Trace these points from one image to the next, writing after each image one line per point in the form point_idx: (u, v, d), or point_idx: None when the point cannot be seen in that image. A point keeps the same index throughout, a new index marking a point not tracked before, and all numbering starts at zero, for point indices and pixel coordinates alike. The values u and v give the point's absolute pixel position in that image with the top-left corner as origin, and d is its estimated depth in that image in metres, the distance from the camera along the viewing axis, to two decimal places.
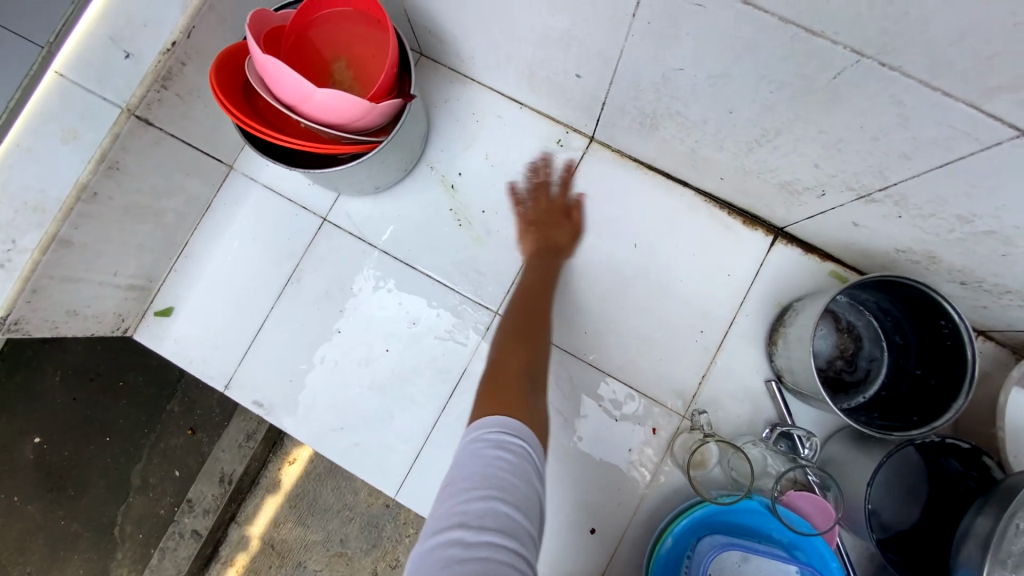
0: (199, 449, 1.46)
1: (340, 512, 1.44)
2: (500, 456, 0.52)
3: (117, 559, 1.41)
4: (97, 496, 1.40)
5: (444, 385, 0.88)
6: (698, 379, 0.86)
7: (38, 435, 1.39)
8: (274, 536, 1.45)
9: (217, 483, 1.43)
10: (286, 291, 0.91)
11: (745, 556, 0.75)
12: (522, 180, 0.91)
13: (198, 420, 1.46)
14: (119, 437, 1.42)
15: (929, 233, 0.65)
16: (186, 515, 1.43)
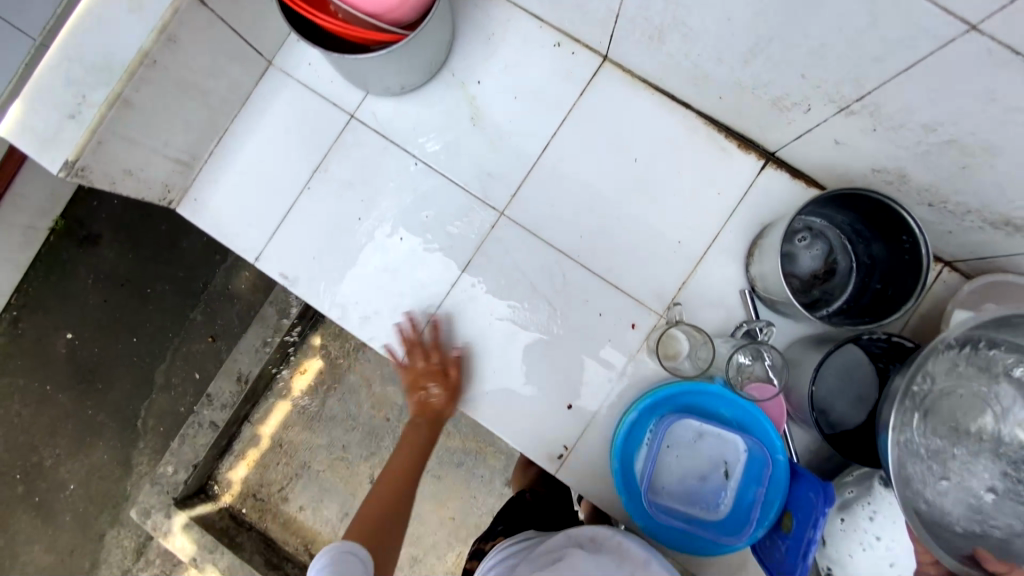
0: (217, 355, 1.70)
1: (345, 421, 1.70)
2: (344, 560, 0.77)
3: (139, 448, 1.70)
4: (118, 393, 1.69)
5: (449, 273, 0.98)
6: (679, 284, 0.94)
7: (70, 333, 1.68)
8: (284, 435, 1.69)
9: (234, 381, 1.61)
10: (313, 179, 1.01)
11: (699, 433, 0.88)
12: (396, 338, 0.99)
13: (217, 330, 1.69)
14: (145, 339, 1.69)
15: (901, 147, 0.72)
16: (206, 407, 1.61)
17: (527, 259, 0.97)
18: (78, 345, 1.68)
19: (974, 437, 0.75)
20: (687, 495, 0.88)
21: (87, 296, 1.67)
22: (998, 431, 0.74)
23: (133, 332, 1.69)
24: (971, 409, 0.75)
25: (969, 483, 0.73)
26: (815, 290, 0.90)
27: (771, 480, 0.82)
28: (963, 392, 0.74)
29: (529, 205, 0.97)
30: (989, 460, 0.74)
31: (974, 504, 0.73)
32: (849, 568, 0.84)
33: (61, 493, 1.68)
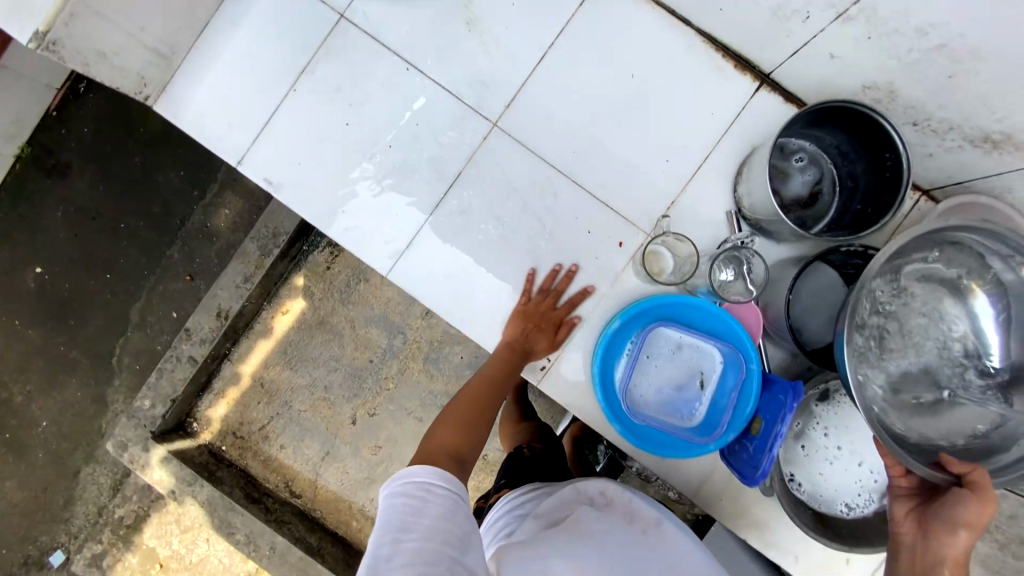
0: (196, 295, 1.65)
1: (327, 362, 1.66)
2: (406, 497, 0.70)
3: (114, 385, 1.66)
4: (92, 328, 1.64)
5: (440, 184, 0.97)
6: (668, 203, 0.95)
7: (40, 267, 1.61)
8: (264, 375, 1.67)
9: (214, 316, 1.58)
10: (300, 81, 0.97)
11: (678, 345, 0.90)
12: (541, 273, 0.97)
13: (195, 269, 1.64)
14: (119, 276, 1.63)
15: (893, 57, 0.74)
16: (184, 342, 1.59)
17: (519, 174, 0.96)
18: (47, 279, 1.62)
19: (930, 354, 0.82)
20: (663, 403, 0.91)
21: (57, 228, 1.61)
22: (952, 345, 0.81)
23: (106, 269, 1.63)
24: (923, 328, 0.83)
25: (927, 394, 0.81)
26: (801, 212, 0.91)
27: (742, 389, 0.85)
28: (911, 313, 0.83)
29: (523, 117, 0.96)
30: (944, 372, 0.81)
31: (931, 412, 0.80)
32: (816, 478, 0.89)
33: (34, 429, 1.65)
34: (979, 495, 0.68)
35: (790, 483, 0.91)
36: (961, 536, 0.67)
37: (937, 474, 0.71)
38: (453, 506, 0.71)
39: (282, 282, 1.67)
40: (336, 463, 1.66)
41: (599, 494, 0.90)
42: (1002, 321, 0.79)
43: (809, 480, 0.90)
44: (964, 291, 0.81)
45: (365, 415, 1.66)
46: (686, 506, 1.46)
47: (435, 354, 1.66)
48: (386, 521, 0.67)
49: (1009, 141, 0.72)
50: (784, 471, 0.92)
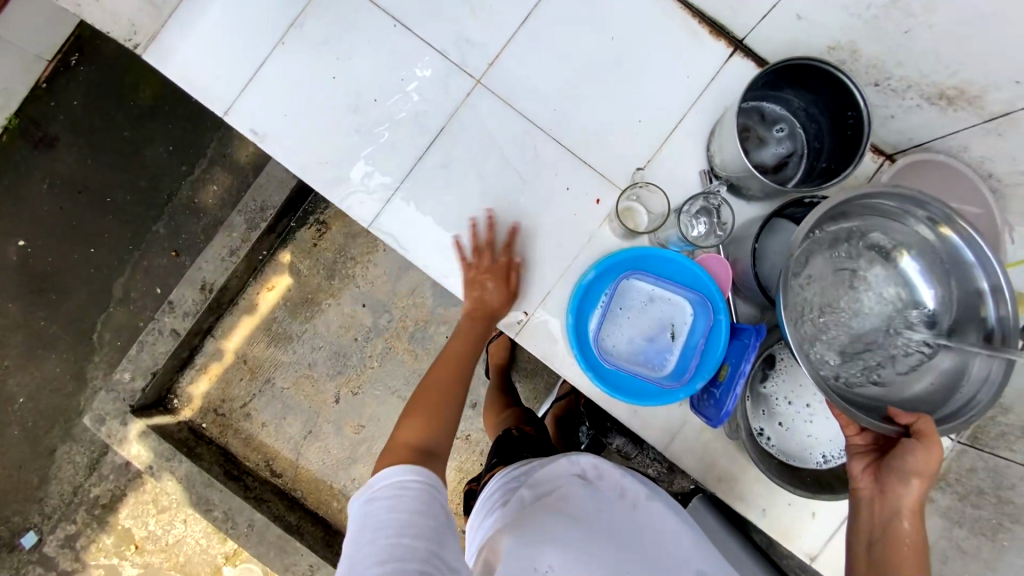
0: (180, 271, 1.65)
1: (313, 339, 1.66)
2: (380, 497, 0.68)
3: (94, 361, 1.65)
4: (73, 303, 1.63)
5: (424, 138, 0.99)
6: (644, 161, 0.98)
7: (23, 239, 1.60)
8: (247, 352, 1.66)
9: (198, 290, 1.57)
10: (288, 34, 0.99)
11: (651, 297, 0.93)
12: (466, 234, 1.00)
13: (180, 244, 1.64)
14: (103, 249, 1.63)
15: (853, 15, 0.79)
16: (167, 314, 1.58)
17: (502, 130, 0.99)
18: (30, 253, 1.61)
19: (871, 316, 0.83)
20: (636, 353, 0.93)
21: (41, 200, 1.60)
22: (890, 303, 0.83)
23: (90, 242, 1.63)
24: (863, 291, 0.83)
25: (872, 357, 0.82)
26: (770, 170, 0.95)
27: (710, 338, 0.88)
28: (850, 277, 0.83)
29: (505, 76, 0.99)
30: (885, 332, 0.82)
31: (877, 373, 0.82)
32: (782, 431, 0.91)
33: (10, 406, 1.63)
34: (925, 443, 0.71)
35: (760, 437, 0.92)
36: (914, 485, 0.71)
37: (888, 427, 0.73)
38: (429, 499, 0.69)
39: (268, 258, 1.67)
40: (317, 442, 1.66)
41: (592, 468, 0.87)
42: (931, 273, 0.81)
43: (776, 431, 0.92)
44: (891, 249, 0.83)
45: (349, 393, 1.66)
46: (668, 484, 1.39)
47: (420, 333, 1.66)
48: (363, 526, 0.66)
49: (963, 95, 0.78)
50: (752, 424, 0.93)
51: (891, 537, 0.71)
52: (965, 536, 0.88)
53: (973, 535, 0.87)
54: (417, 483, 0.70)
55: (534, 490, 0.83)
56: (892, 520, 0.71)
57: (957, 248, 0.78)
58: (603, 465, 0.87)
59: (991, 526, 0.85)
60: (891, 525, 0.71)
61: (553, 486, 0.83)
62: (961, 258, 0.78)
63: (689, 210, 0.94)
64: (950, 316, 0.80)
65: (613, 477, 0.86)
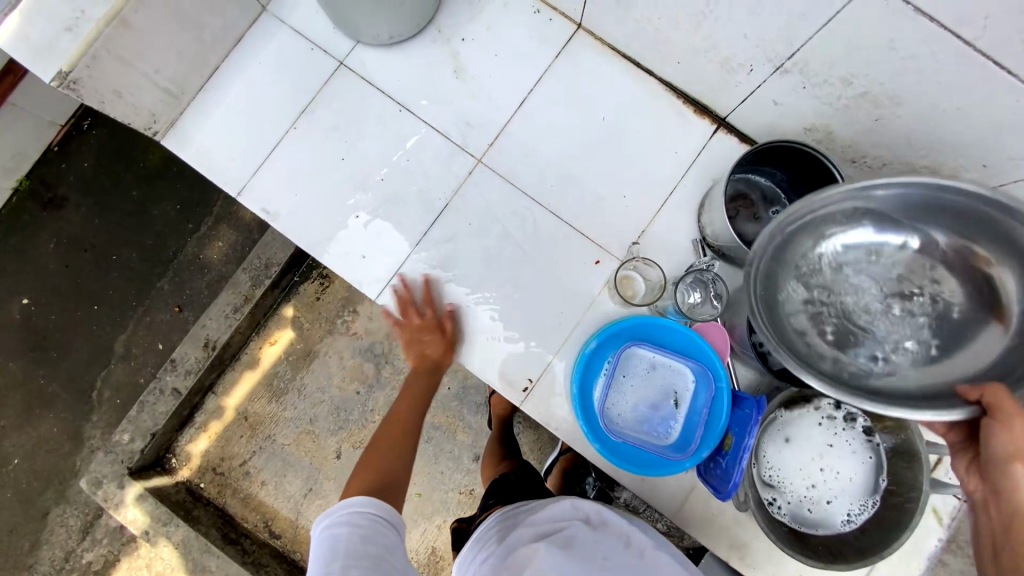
0: (183, 326, 1.66)
1: (315, 394, 1.66)
2: (346, 528, 0.77)
3: (93, 420, 1.63)
4: (74, 361, 1.64)
5: (428, 215, 1.04)
6: (638, 232, 1.03)
7: (28, 297, 1.62)
8: (248, 408, 1.65)
9: (201, 347, 1.59)
10: (300, 120, 1.05)
11: (652, 365, 0.95)
12: (390, 301, 1.04)
13: (185, 300, 1.66)
14: (107, 307, 1.65)
15: (826, 103, 0.84)
16: (169, 373, 1.58)
17: (502, 204, 1.04)
18: (34, 312, 1.63)
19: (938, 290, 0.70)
20: (639, 421, 0.95)
21: (47, 259, 1.63)
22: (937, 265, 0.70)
23: (93, 300, 1.65)
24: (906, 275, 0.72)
25: (941, 335, 0.70)
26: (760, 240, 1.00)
27: (713, 405, 0.90)
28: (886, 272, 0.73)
29: (504, 155, 1.05)
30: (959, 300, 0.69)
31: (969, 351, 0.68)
32: (796, 506, 0.92)
33: (5, 467, 1.60)
34: (1002, 418, 0.62)
35: (771, 505, 0.93)
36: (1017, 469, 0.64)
37: (958, 413, 0.64)
38: (384, 531, 0.79)
39: (272, 313, 1.69)
40: (318, 500, 1.62)
41: (598, 513, 0.86)
42: (912, 218, 0.71)
43: (788, 499, 0.93)
44: (859, 236, 0.73)
45: (350, 448, 1.64)
46: (677, 537, 1.40)
47: None
48: (336, 553, 0.74)
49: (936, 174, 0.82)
50: (762, 493, 0.94)
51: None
52: None
53: None
54: (374, 518, 0.80)
55: (537, 529, 0.82)
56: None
57: (905, 190, 0.68)
58: (608, 511, 0.86)
59: None
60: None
61: (556, 526, 0.82)
62: (917, 192, 0.68)
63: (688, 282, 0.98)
64: (978, 232, 0.67)
65: (616, 521, 0.84)
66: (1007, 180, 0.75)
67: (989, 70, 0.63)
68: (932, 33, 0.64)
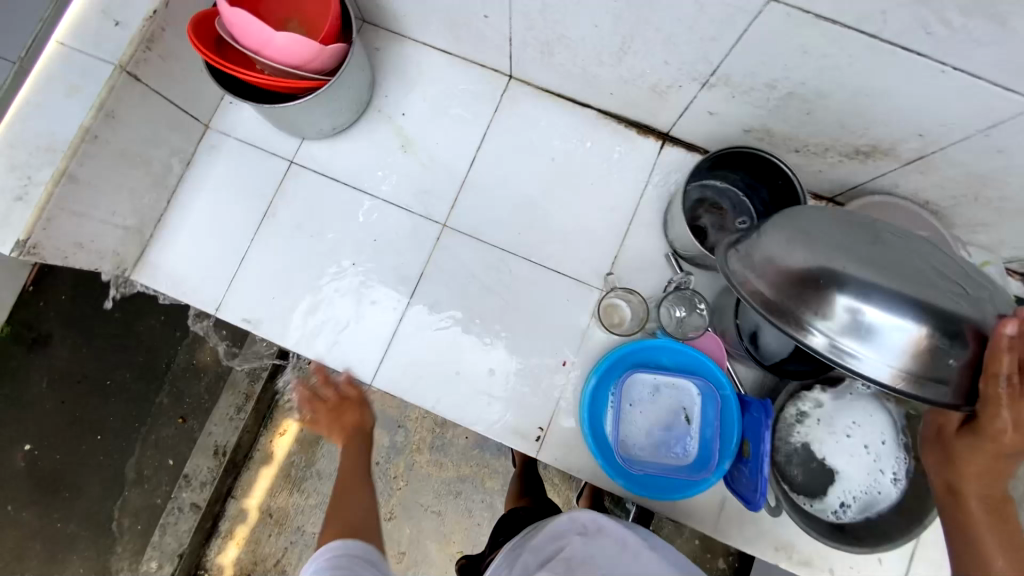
0: (191, 437, 1.54)
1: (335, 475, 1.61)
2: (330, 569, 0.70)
3: (117, 552, 1.48)
4: (90, 497, 1.46)
5: (405, 286, 1.05)
6: (612, 259, 1.04)
7: (28, 442, 1.44)
8: (271, 504, 1.59)
9: (211, 456, 1.53)
10: (262, 225, 1.07)
11: (656, 388, 0.96)
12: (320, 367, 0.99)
13: (188, 409, 1.54)
14: (112, 434, 1.48)
15: (758, 106, 0.87)
16: (185, 489, 1.52)
17: (475, 260, 1.05)
18: (36, 455, 1.45)
19: (868, 262, 0.58)
20: (657, 446, 0.94)
21: (42, 399, 1.45)
22: (833, 263, 0.59)
23: (95, 430, 1.48)
24: (876, 243, 0.61)
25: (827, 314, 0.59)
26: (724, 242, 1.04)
27: (724, 415, 0.90)
28: (860, 243, 0.61)
29: (467, 213, 1.06)
30: (884, 282, 0.57)
31: (906, 347, 0.57)
32: (864, 502, 0.91)
33: None
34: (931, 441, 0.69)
35: (841, 509, 0.91)
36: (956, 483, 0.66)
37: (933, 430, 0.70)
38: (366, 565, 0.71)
39: (276, 403, 1.65)
40: None
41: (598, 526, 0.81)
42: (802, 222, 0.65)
43: (858, 495, 0.91)
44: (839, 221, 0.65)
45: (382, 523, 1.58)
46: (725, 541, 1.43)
47: (439, 442, 1.62)
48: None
49: (877, 150, 0.85)
50: (842, 518, 0.91)
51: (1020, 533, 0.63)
52: None
53: None
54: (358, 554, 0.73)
55: (539, 554, 0.79)
56: (1004, 508, 0.64)
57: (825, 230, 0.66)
58: (599, 515, 0.82)
59: None
60: (1013, 520, 0.64)
61: (556, 545, 0.78)
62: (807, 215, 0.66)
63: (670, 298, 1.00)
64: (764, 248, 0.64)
65: (605, 526, 0.80)
66: (945, 143, 0.78)
67: (898, 55, 0.66)
68: (838, 33, 0.67)
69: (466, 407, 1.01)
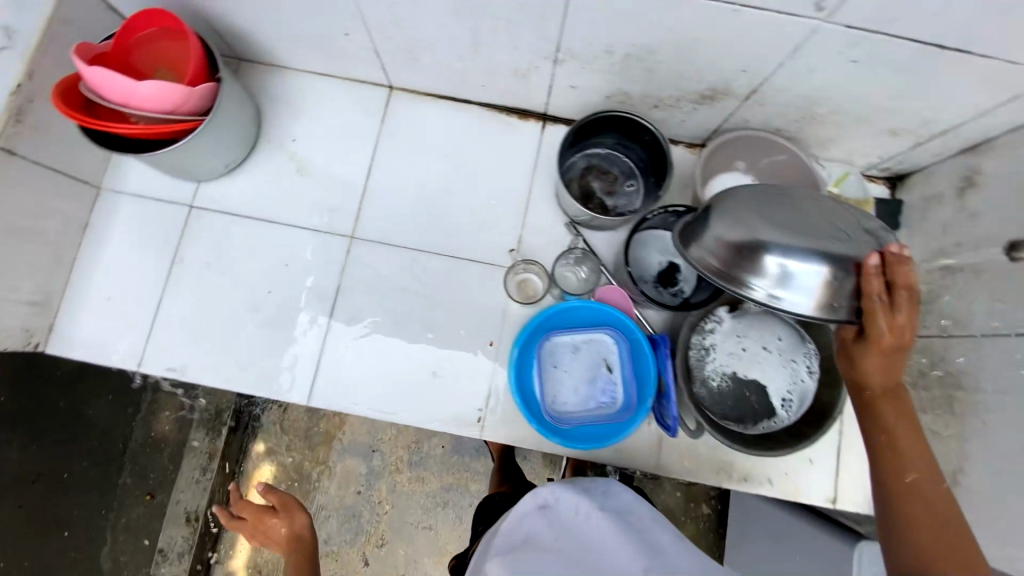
0: (163, 511, 1.48)
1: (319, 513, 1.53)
2: None
3: None
4: None
5: (323, 303, 1.07)
6: (518, 237, 1.10)
7: None
8: (258, 562, 1.49)
9: (183, 523, 1.47)
10: (171, 272, 1.08)
11: (576, 346, 1.02)
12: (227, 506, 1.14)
13: (154, 483, 1.48)
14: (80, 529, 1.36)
15: (610, 72, 0.95)
16: (165, 564, 1.46)
17: (387, 264, 1.09)
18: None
19: (786, 227, 0.69)
20: (586, 400, 1.00)
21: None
22: (759, 233, 0.70)
23: (62, 527, 1.32)
24: (788, 210, 0.71)
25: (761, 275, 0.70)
26: (615, 200, 1.12)
27: (638, 358, 0.97)
28: (777, 211, 0.71)
29: (373, 222, 1.10)
30: (799, 240, 0.68)
31: (820, 286, 0.68)
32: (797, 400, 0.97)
33: None
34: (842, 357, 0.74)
35: (785, 404, 0.97)
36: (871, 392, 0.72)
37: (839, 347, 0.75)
38: None
39: (244, 455, 1.56)
40: None
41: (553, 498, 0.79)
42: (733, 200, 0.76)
43: (791, 390, 0.97)
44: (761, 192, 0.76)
45: (375, 550, 1.53)
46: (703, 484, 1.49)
47: (416, 456, 1.58)
48: None
49: (718, 91, 0.94)
50: (790, 416, 0.97)
51: (914, 416, 0.72)
52: (932, 421, 0.98)
53: (936, 415, 0.97)
54: None
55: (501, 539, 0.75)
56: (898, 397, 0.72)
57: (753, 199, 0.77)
58: (562, 489, 0.79)
59: (945, 401, 0.95)
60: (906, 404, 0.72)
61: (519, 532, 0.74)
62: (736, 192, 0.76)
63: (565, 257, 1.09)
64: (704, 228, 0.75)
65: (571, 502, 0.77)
66: (767, 74, 0.87)
67: (694, 4, 0.75)
68: None
69: (405, 406, 1.04)
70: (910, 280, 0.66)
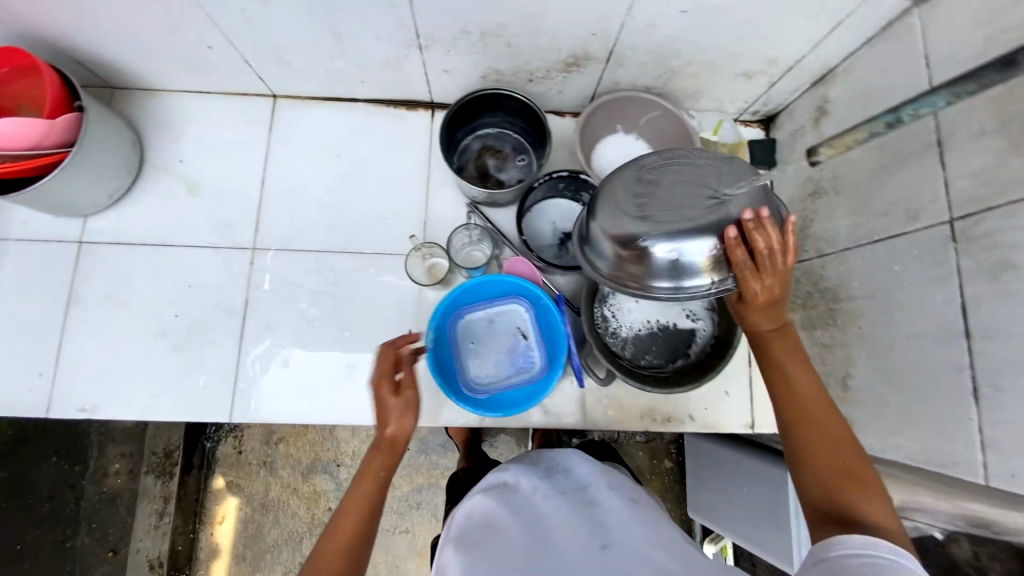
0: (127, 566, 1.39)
1: (289, 540, 1.44)
2: None
3: None
4: None
5: (234, 318, 1.06)
6: (423, 224, 1.12)
7: None
8: None
9: (148, 572, 1.38)
10: (70, 310, 1.05)
11: (491, 320, 1.05)
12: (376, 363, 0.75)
13: (115, 540, 1.38)
14: None
15: (477, 51, 0.98)
16: None
17: (293, 270, 1.09)
18: None
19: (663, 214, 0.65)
20: (508, 370, 1.03)
21: None
22: (638, 224, 0.66)
23: None
24: (662, 183, 0.67)
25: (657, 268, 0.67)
26: (509, 173, 1.15)
27: (549, 320, 1.01)
28: (650, 192, 0.67)
29: (275, 230, 1.10)
30: (678, 224, 0.64)
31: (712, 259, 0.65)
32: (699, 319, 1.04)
33: None
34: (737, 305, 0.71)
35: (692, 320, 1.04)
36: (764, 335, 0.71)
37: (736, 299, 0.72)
38: None
39: (204, 492, 1.45)
40: None
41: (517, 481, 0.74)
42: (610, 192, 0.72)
43: (694, 306, 1.05)
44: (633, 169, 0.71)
45: None
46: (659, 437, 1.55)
47: None
48: None
49: (580, 57, 0.99)
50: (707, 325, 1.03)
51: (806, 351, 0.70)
52: (817, 336, 1.05)
53: (822, 329, 1.03)
54: None
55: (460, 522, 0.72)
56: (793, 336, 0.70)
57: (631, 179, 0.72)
58: (521, 471, 0.75)
59: (828, 316, 1.01)
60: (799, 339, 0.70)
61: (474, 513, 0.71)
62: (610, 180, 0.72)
63: (468, 238, 1.11)
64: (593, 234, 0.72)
65: (528, 485, 0.72)
66: (617, 33, 0.92)
67: None
68: None
69: (333, 406, 1.04)
70: (774, 241, 0.62)
